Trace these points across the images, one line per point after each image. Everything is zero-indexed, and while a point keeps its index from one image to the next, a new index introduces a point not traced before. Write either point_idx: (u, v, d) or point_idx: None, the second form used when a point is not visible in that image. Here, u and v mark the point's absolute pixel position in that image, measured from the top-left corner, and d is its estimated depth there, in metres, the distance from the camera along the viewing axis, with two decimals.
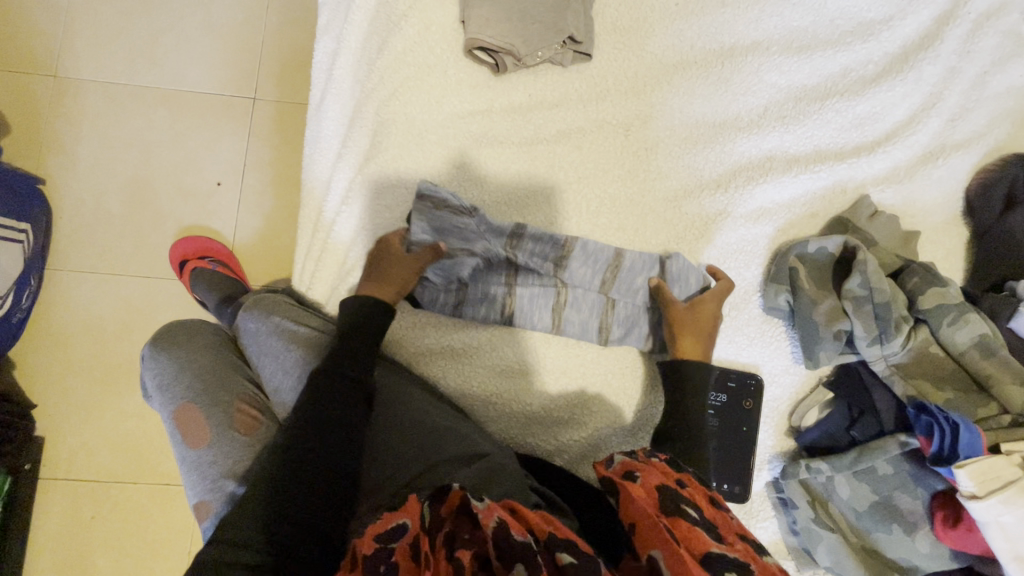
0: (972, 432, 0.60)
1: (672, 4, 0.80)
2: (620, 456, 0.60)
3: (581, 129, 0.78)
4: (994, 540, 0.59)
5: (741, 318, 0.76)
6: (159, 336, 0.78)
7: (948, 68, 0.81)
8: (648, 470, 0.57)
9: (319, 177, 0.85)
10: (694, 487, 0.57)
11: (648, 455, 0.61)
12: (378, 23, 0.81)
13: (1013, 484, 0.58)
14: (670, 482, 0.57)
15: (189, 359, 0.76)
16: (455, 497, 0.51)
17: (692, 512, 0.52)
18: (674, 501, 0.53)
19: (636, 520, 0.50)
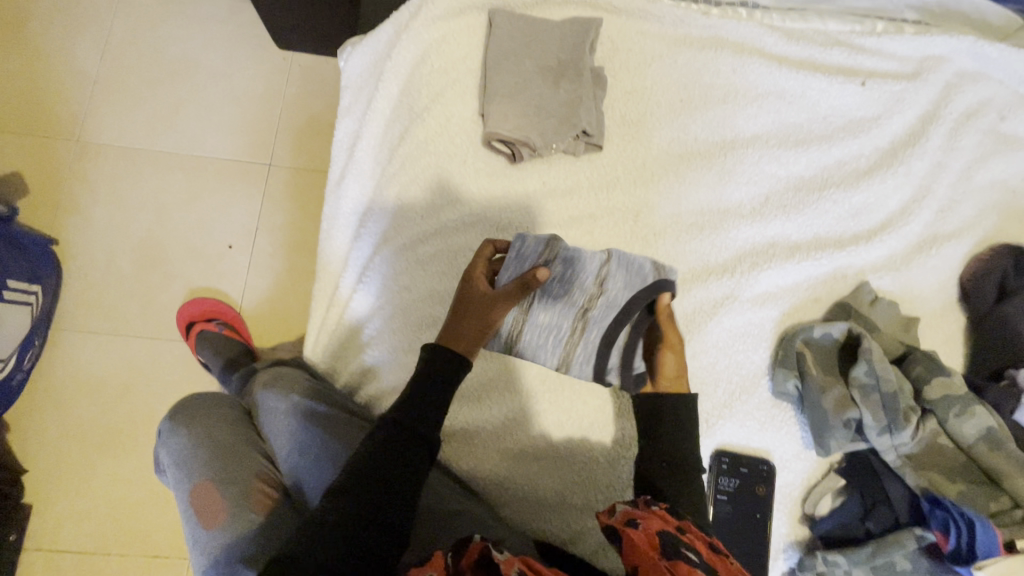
0: (989, 530, 0.62)
1: (677, 100, 0.86)
2: (622, 505, 0.61)
3: (593, 214, 0.81)
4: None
5: (750, 402, 0.77)
6: (179, 410, 0.78)
7: (935, 163, 0.87)
8: (648, 517, 0.57)
9: (337, 253, 0.87)
10: (694, 534, 0.56)
11: (649, 504, 0.62)
12: (399, 111, 0.85)
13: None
14: (671, 527, 0.56)
15: (207, 434, 0.75)
16: (475, 549, 0.51)
17: (693, 557, 0.52)
18: (676, 545, 0.53)
19: (638, 562, 0.52)
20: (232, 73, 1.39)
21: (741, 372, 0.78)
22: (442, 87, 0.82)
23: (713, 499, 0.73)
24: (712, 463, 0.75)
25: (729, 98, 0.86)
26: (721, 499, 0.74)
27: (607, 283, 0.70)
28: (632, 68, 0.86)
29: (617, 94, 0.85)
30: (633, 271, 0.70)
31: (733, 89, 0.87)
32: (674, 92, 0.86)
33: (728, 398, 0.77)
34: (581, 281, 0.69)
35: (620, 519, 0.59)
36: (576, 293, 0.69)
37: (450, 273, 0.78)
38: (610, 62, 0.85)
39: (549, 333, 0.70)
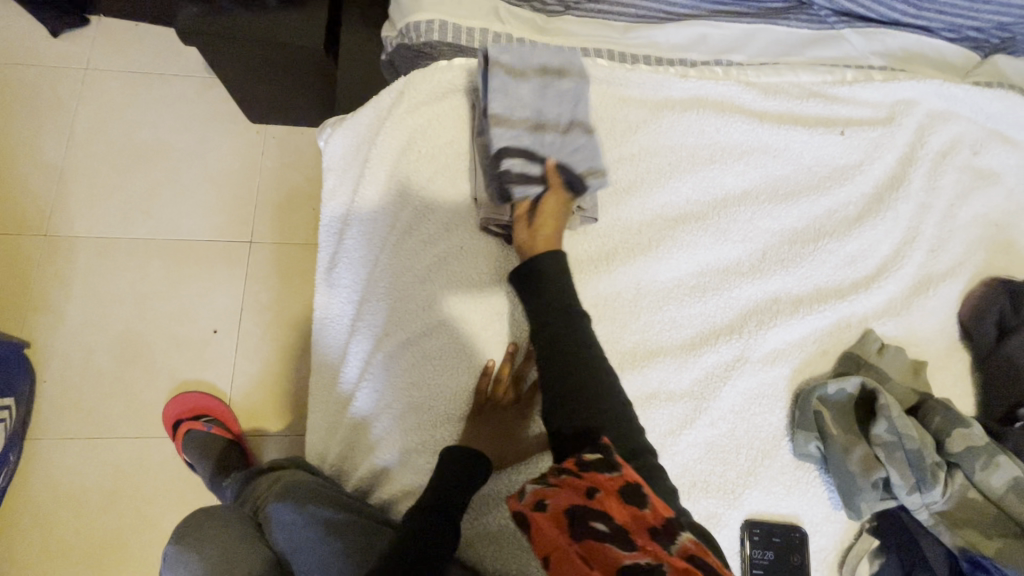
0: None
1: (665, 163, 0.86)
2: (529, 484, 0.57)
3: (596, 288, 0.80)
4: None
5: (774, 467, 0.75)
6: (185, 530, 0.70)
7: (920, 204, 0.89)
8: (557, 494, 0.55)
9: (334, 346, 0.84)
10: (605, 490, 0.54)
11: (557, 470, 0.58)
12: (389, 196, 0.83)
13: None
14: (579, 497, 0.54)
15: (218, 558, 0.67)
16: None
17: (605, 528, 0.51)
18: (585, 523, 0.52)
19: (551, 553, 0.52)
20: (206, 151, 1.36)
21: (761, 435, 0.77)
22: (432, 172, 0.81)
23: (749, 574, 0.71)
24: (742, 535, 0.72)
25: (715, 157, 0.87)
26: (757, 573, 0.71)
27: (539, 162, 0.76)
28: (618, 136, 0.86)
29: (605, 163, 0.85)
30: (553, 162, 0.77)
31: (719, 148, 0.88)
32: (662, 156, 0.86)
33: (751, 465, 0.75)
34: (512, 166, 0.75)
35: (530, 502, 0.55)
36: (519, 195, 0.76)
37: (457, 362, 0.76)
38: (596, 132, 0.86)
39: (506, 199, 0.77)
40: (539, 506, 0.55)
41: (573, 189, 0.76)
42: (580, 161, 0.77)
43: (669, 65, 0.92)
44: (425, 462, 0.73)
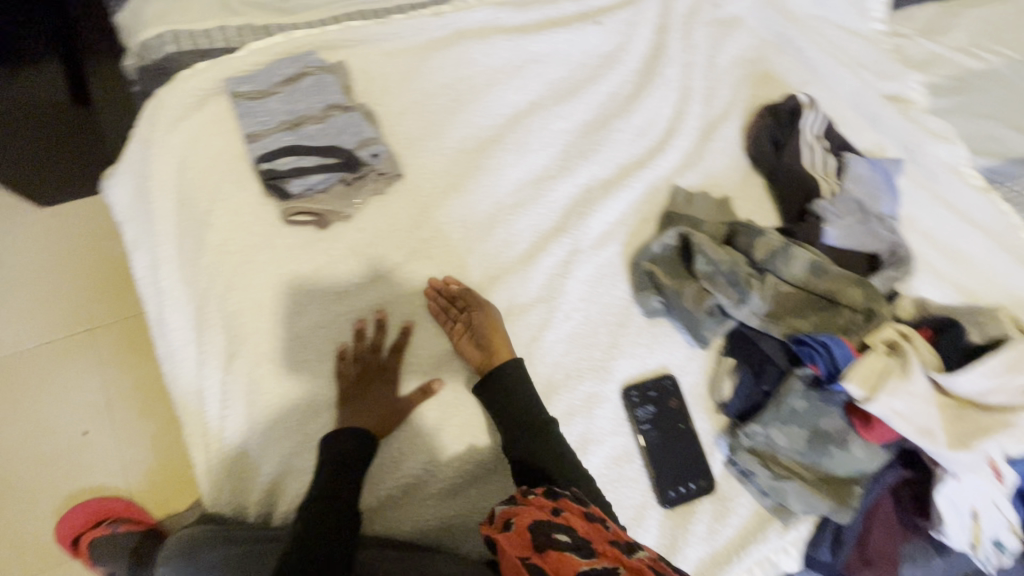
0: (841, 345, 0.70)
1: (448, 100, 0.88)
2: (499, 507, 0.62)
3: (424, 237, 0.81)
4: (898, 426, 0.66)
5: (631, 333, 0.82)
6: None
7: (684, 64, 0.97)
8: (522, 512, 0.59)
9: (191, 391, 0.80)
10: (569, 508, 0.59)
11: (526, 493, 0.63)
12: (184, 222, 0.79)
13: (887, 376, 0.66)
14: (546, 514, 0.58)
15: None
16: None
17: (566, 538, 0.55)
18: (547, 536, 0.55)
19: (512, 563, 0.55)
20: (3, 256, 1.22)
21: (613, 311, 0.83)
22: (214, 183, 0.77)
23: (639, 431, 0.77)
24: (624, 401, 0.79)
25: (494, 80, 0.90)
26: (646, 429, 0.77)
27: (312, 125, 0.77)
28: (395, 88, 0.86)
29: (390, 117, 0.85)
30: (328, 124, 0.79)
31: (493, 71, 0.90)
32: (443, 94, 0.88)
33: (613, 339, 0.81)
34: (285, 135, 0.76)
35: (499, 523, 0.60)
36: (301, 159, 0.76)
37: (308, 355, 0.74)
38: (371, 90, 0.85)
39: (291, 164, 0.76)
40: (505, 525, 0.58)
41: (350, 167, 0.78)
42: (348, 139, 0.78)
43: (421, 7, 0.92)
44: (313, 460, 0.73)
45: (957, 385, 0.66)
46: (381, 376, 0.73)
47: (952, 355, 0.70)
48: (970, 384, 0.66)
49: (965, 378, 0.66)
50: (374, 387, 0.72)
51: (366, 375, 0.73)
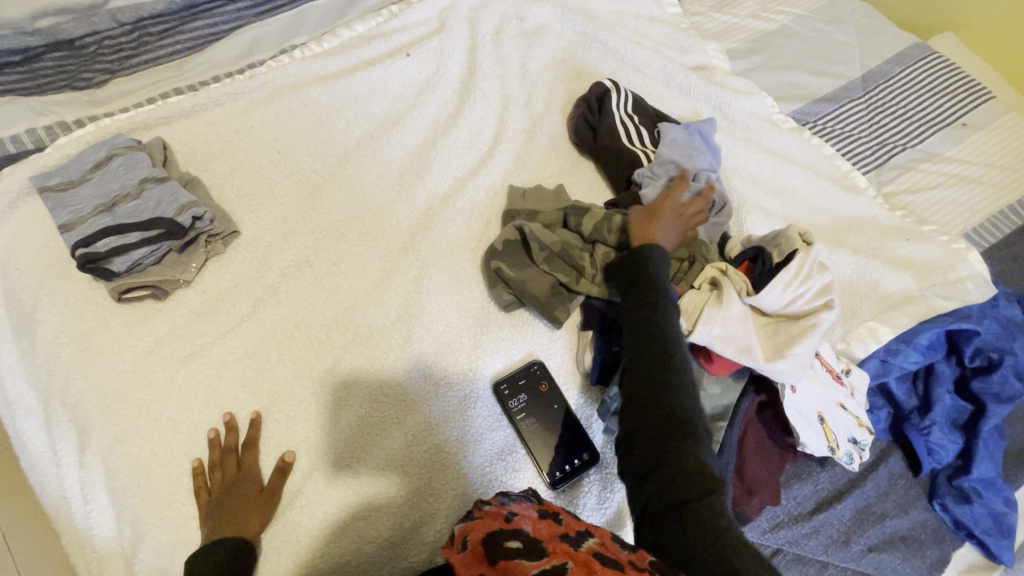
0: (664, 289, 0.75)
1: (277, 153, 0.91)
2: (460, 527, 0.59)
3: (271, 286, 0.82)
4: (722, 351, 0.71)
5: (492, 329, 0.84)
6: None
7: (499, 75, 1.04)
8: (475, 527, 0.56)
9: (54, 496, 0.77)
10: (522, 514, 0.57)
11: (481, 506, 0.61)
12: (19, 326, 0.78)
13: (704, 308, 0.71)
14: (498, 523, 0.55)
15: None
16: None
17: (518, 542, 0.51)
18: (499, 543, 0.51)
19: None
20: None
21: (472, 313, 0.85)
22: (41, 280, 0.77)
23: (516, 422, 0.78)
24: (495, 396, 0.80)
25: (319, 125, 0.94)
26: (521, 417, 0.78)
27: (127, 203, 0.78)
28: (219, 153, 0.89)
29: (220, 181, 0.87)
30: (144, 196, 0.78)
31: (317, 117, 0.95)
32: (270, 149, 0.91)
33: (476, 339, 0.83)
34: (102, 219, 0.77)
35: (455, 545, 0.58)
36: (121, 236, 0.76)
37: (161, 427, 0.72)
38: (194, 160, 0.88)
39: (113, 244, 0.75)
40: (461, 543, 0.56)
41: (176, 234, 0.77)
42: (167, 208, 0.78)
43: (237, 74, 0.97)
44: (168, 541, 0.67)
45: (765, 304, 0.72)
46: (240, 476, 0.69)
47: (762, 279, 0.76)
48: (773, 301, 0.72)
49: (768, 297, 0.71)
50: (235, 488, 0.68)
51: (224, 482, 0.69)
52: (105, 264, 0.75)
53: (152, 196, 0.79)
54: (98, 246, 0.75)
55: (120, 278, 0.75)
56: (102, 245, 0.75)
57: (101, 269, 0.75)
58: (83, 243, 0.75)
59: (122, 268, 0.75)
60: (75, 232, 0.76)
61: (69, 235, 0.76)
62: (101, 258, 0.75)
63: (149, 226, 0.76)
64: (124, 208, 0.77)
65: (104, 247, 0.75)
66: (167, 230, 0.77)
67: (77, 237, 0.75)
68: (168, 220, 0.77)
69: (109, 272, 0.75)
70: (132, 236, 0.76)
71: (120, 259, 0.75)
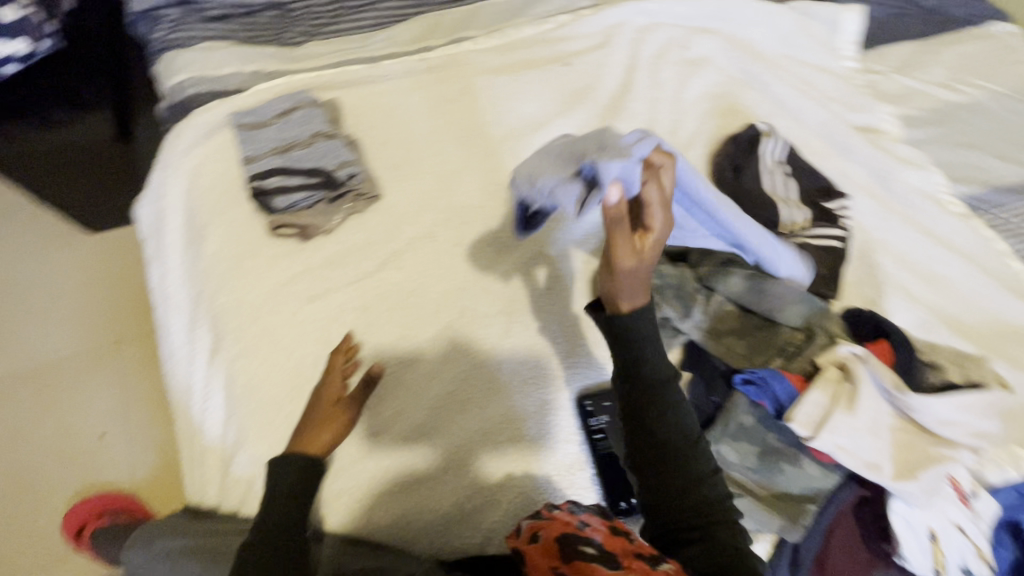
0: (780, 378, 0.69)
1: (429, 133, 0.98)
2: (525, 521, 0.67)
3: (396, 252, 0.88)
4: (844, 460, 0.66)
5: (589, 345, 0.84)
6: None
7: (651, 100, 1.04)
8: (548, 526, 0.64)
9: (181, 385, 0.89)
10: (594, 523, 0.64)
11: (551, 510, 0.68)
12: (190, 237, 0.90)
13: (830, 411, 0.65)
14: (571, 526, 0.64)
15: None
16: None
17: (590, 548, 0.60)
18: (573, 546, 0.61)
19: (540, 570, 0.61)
20: (54, 274, 1.38)
21: (572, 324, 0.85)
22: (213, 201, 0.88)
23: (591, 441, 0.78)
24: (577, 410, 0.80)
25: (470, 115, 1.00)
26: (598, 438, 0.78)
27: (298, 150, 0.88)
28: (378, 123, 0.97)
29: (375, 148, 0.95)
30: (312, 146, 0.88)
31: (470, 107, 1.00)
32: (424, 129, 0.98)
33: (568, 349, 0.83)
34: (275, 159, 0.87)
35: (525, 537, 0.65)
36: (288, 178, 0.86)
37: (279, 354, 0.80)
38: (357, 125, 0.96)
39: (281, 183, 0.86)
40: (531, 537, 0.64)
41: (332, 186, 0.87)
42: (329, 161, 0.88)
43: (411, 55, 1.05)
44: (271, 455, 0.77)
45: (915, 411, 0.66)
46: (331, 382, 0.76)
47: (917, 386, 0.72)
48: (942, 412, 0.66)
49: (939, 404, 0.66)
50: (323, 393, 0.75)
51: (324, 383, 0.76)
52: (270, 200, 0.85)
53: (318, 149, 0.88)
54: (268, 183, 0.85)
55: (278, 214, 0.85)
56: (271, 182, 0.86)
57: (266, 203, 0.85)
58: (257, 179, 0.86)
59: (282, 207, 0.85)
60: (252, 167, 0.87)
61: (247, 170, 0.87)
62: (269, 194, 0.85)
63: (312, 175, 0.87)
64: (294, 153, 0.87)
65: (273, 185, 0.85)
66: (326, 181, 0.87)
67: (253, 174, 0.86)
68: (328, 173, 0.87)
69: (271, 207, 0.85)
70: (296, 180, 0.86)
71: (283, 198, 0.85)
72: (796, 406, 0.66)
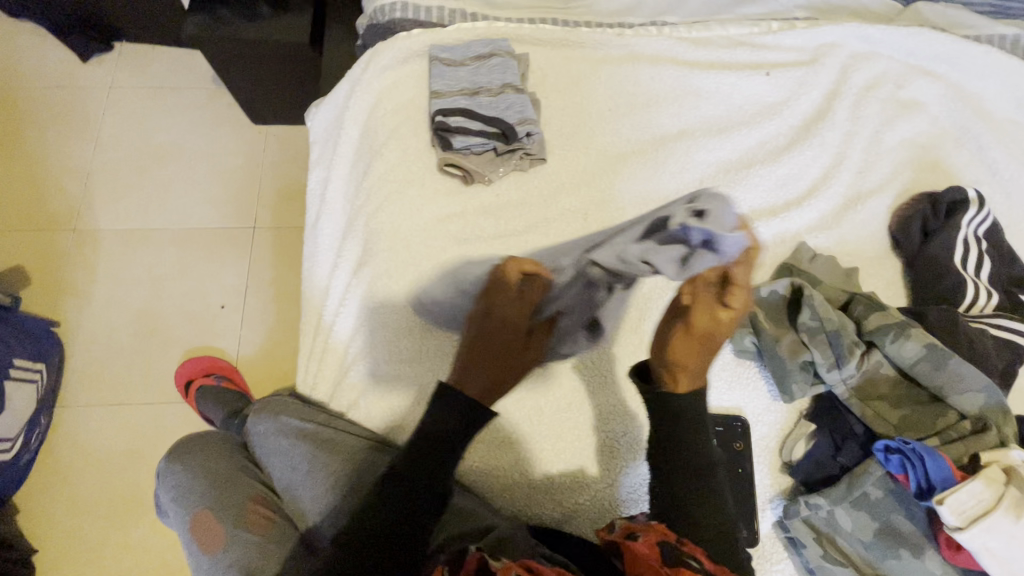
0: (938, 459, 0.63)
1: (607, 110, 0.96)
2: (620, 521, 0.69)
3: (547, 218, 0.88)
4: (988, 565, 0.60)
5: (715, 364, 0.81)
6: (172, 450, 0.80)
7: (846, 132, 0.96)
8: (648, 530, 0.65)
9: (318, 286, 0.94)
10: (694, 545, 0.64)
11: (648, 518, 0.69)
12: (362, 151, 0.94)
13: (991, 510, 0.60)
14: (672, 538, 0.64)
15: (202, 467, 0.77)
16: (473, 561, 0.60)
17: (693, 562, 0.60)
18: (674, 553, 0.61)
19: (637, 569, 0.61)
20: (214, 151, 1.50)
21: None
22: (395, 125, 0.92)
23: None
24: None
25: (652, 102, 0.97)
26: None
27: (484, 97, 0.90)
28: (561, 88, 0.96)
29: (551, 111, 0.95)
30: (499, 97, 0.90)
31: (655, 94, 0.97)
32: (603, 104, 0.96)
33: None
34: (463, 100, 0.89)
35: (620, 534, 0.67)
36: (468, 121, 0.88)
37: (421, 283, 0.85)
38: (541, 85, 0.96)
39: (461, 123, 0.88)
40: (630, 535, 0.65)
41: (507, 138, 0.87)
42: (511, 114, 0.88)
43: (607, 28, 1.03)
44: (393, 372, 0.82)
45: None
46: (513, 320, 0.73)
47: None
48: None
49: None
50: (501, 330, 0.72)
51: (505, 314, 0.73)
52: (447, 137, 0.88)
53: (504, 100, 0.90)
54: (449, 120, 0.88)
55: (450, 151, 0.88)
56: (453, 119, 0.88)
57: (443, 138, 0.88)
58: (442, 113, 0.88)
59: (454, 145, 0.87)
60: (440, 100, 0.90)
61: (434, 102, 0.89)
62: (448, 130, 0.88)
63: (491, 122, 0.87)
64: (480, 99, 0.90)
65: (454, 122, 0.88)
66: (502, 132, 0.87)
67: (439, 106, 0.89)
68: (507, 125, 0.87)
69: (446, 143, 0.88)
70: (476, 125, 0.88)
71: (459, 136, 0.87)
72: (953, 492, 0.60)
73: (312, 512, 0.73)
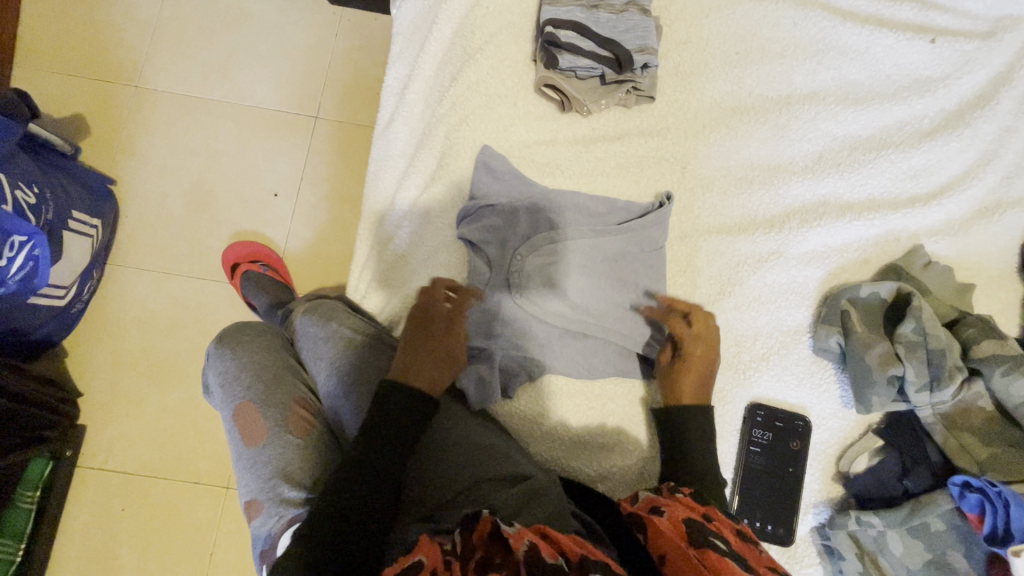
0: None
1: (733, 53, 0.84)
2: (646, 493, 0.64)
3: (639, 163, 0.81)
4: None
5: (789, 358, 0.76)
6: (222, 335, 0.80)
7: (1004, 127, 0.83)
8: (673, 505, 0.59)
9: (383, 194, 0.85)
10: (720, 520, 0.57)
11: (673, 491, 0.63)
12: (453, 53, 0.85)
13: None
14: (697, 515, 0.58)
15: (251, 359, 0.77)
16: (485, 523, 0.51)
17: (719, 543, 0.53)
18: (700, 533, 0.54)
19: (666, 552, 0.53)
20: (284, 25, 1.40)
21: (782, 328, 0.77)
22: (496, 29, 0.83)
23: (745, 450, 0.72)
24: (745, 415, 0.74)
25: (787, 50, 0.84)
26: (753, 450, 0.72)
27: (601, 15, 0.80)
28: (689, 19, 0.84)
29: (671, 44, 0.84)
30: (617, 20, 0.80)
31: (792, 44, 0.85)
32: (731, 45, 0.84)
33: (765, 352, 0.76)
34: (577, 15, 0.80)
35: (644, 509, 0.61)
36: (580, 40, 0.78)
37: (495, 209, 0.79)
38: (666, 11, 0.84)
39: (572, 40, 0.78)
40: (654, 510, 0.60)
41: (620, 67, 0.78)
42: (631, 40, 0.79)
43: None
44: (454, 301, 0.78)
45: None
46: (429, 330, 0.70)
47: None
48: None
49: None
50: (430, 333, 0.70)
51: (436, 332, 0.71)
52: (554, 51, 0.78)
53: (626, 22, 0.80)
54: (559, 33, 0.78)
55: (554, 70, 0.78)
56: (564, 34, 0.78)
57: (548, 52, 0.78)
58: (552, 23, 0.78)
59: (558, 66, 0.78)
60: (551, 10, 0.80)
61: (543, 12, 0.80)
62: (555, 43, 0.77)
63: (604, 43, 0.77)
64: (597, 18, 0.80)
65: (564, 36, 0.78)
66: (614, 56, 0.77)
67: (549, 18, 0.79)
68: (622, 51, 0.77)
69: (549, 59, 0.78)
70: (586, 46, 0.78)
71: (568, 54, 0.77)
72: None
73: (349, 427, 0.73)
